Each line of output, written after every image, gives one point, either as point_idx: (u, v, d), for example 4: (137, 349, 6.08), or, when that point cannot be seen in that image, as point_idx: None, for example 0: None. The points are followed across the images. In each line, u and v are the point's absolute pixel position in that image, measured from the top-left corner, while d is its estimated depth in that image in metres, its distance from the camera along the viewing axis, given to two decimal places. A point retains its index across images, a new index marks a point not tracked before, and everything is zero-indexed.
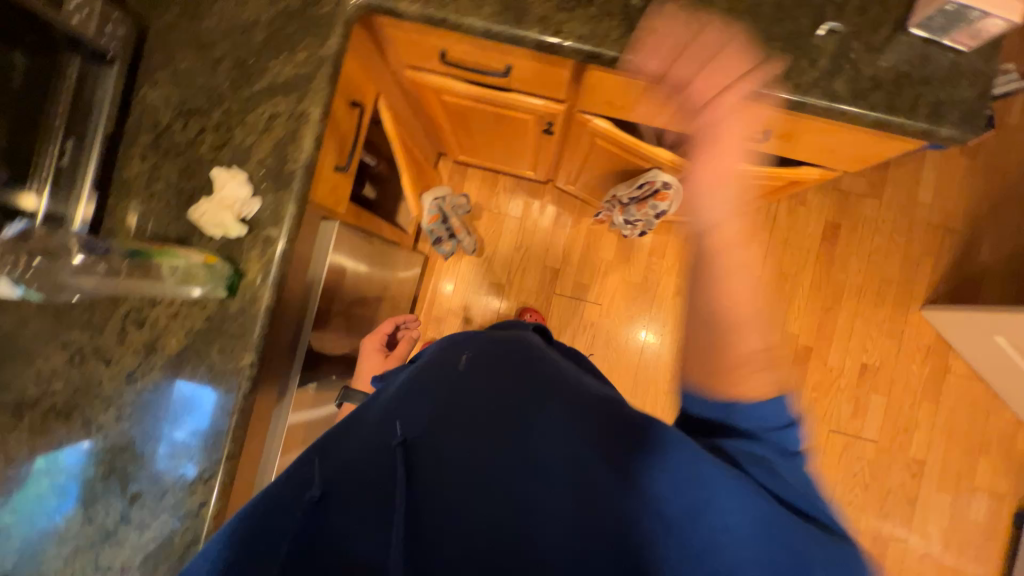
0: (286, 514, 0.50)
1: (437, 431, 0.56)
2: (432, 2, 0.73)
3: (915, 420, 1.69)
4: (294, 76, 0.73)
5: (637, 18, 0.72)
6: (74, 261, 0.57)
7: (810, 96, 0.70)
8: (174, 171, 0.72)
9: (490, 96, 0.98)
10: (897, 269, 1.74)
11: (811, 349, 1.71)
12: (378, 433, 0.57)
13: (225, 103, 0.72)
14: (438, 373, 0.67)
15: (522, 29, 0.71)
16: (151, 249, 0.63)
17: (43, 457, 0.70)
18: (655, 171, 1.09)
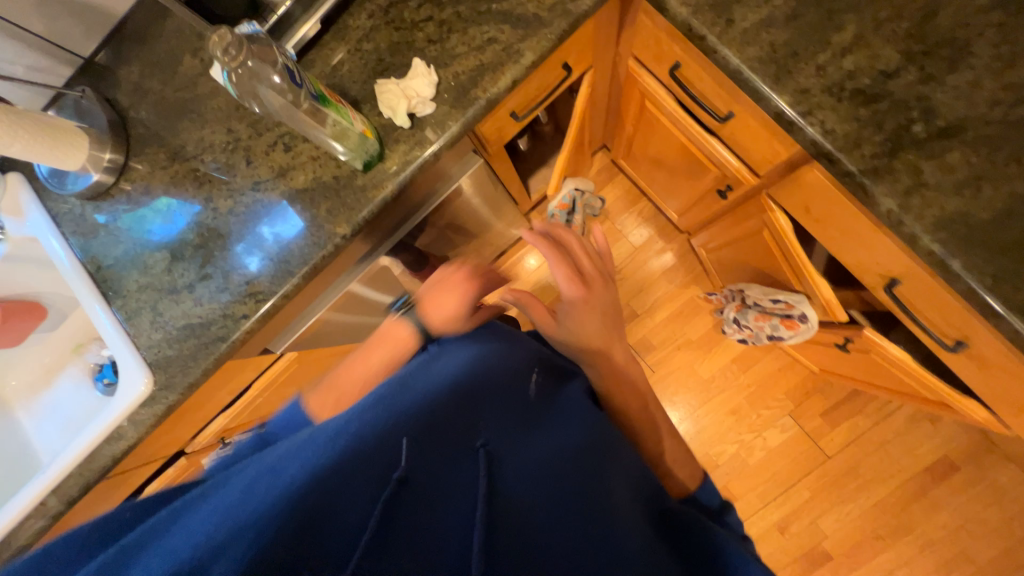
0: (362, 481, 0.40)
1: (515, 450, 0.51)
2: (702, 14, 0.65)
3: None
4: (532, 14, 0.70)
5: (906, 147, 0.59)
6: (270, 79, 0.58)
7: None
8: (386, 41, 0.75)
9: (690, 130, 0.91)
10: (991, 556, 1.42)
11: (829, 559, 1.48)
12: (453, 425, 0.50)
13: (460, 6, 0.73)
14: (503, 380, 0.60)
15: (771, 90, 0.62)
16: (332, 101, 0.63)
17: (167, 200, 0.82)
18: (800, 297, 0.94)
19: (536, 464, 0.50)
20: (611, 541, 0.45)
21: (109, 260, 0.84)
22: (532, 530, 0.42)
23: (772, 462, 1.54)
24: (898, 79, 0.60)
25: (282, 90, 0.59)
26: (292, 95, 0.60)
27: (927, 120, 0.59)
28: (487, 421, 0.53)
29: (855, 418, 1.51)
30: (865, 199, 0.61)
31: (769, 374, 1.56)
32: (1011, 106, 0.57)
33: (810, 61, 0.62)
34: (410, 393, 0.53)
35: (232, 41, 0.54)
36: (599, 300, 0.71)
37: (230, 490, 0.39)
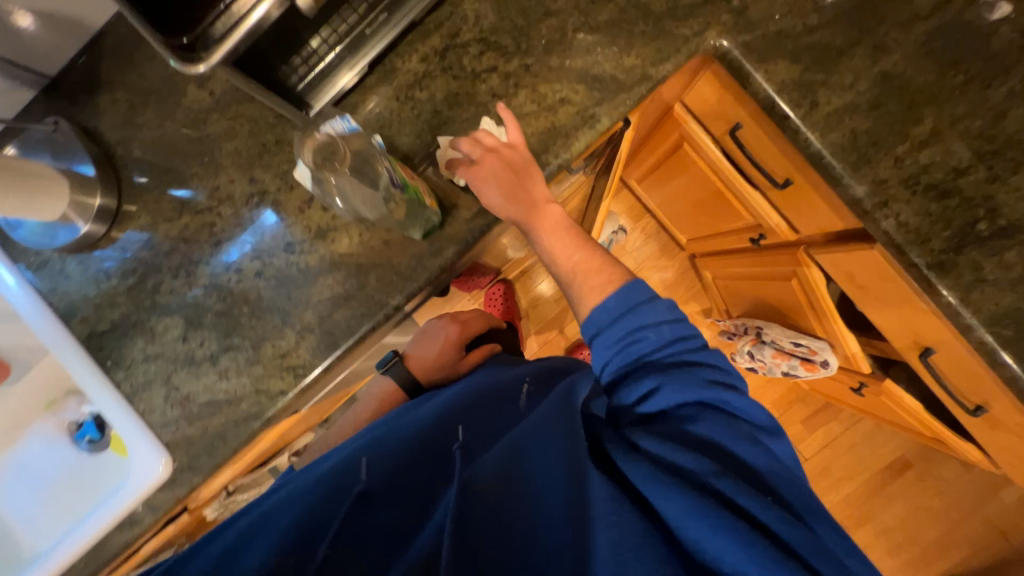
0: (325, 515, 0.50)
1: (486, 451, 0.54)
2: (786, 92, 0.63)
3: None
4: (608, 75, 0.65)
5: (970, 244, 0.62)
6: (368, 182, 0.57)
7: None
8: (443, 90, 0.67)
9: (734, 182, 0.91)
10: (931, 538, 1.65)
11: None
12: (432, 453, 0.57)
13: (529, 58, 0.66)
14: (490, 403, 0.65)
15: (850, 179, 0.63)
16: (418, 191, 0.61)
17: (131, 235, 0.72)
18: (823, 345, 1.00)
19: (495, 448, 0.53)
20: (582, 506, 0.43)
21: (103, 325, 0.72)
22: (492, 519, 0.45)
23: None
24: (968, 176, 0.62)
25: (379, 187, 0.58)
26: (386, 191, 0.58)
27: (991, 219, 0.62)
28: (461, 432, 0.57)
29: (829, 424, 1.66)
30: (928, 290, 0.64)
31: (757, 385, 1.67)
32: None
33: (888, 152, 0.63)
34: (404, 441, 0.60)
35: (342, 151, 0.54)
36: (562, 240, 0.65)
37: (261, 539, 0.49)
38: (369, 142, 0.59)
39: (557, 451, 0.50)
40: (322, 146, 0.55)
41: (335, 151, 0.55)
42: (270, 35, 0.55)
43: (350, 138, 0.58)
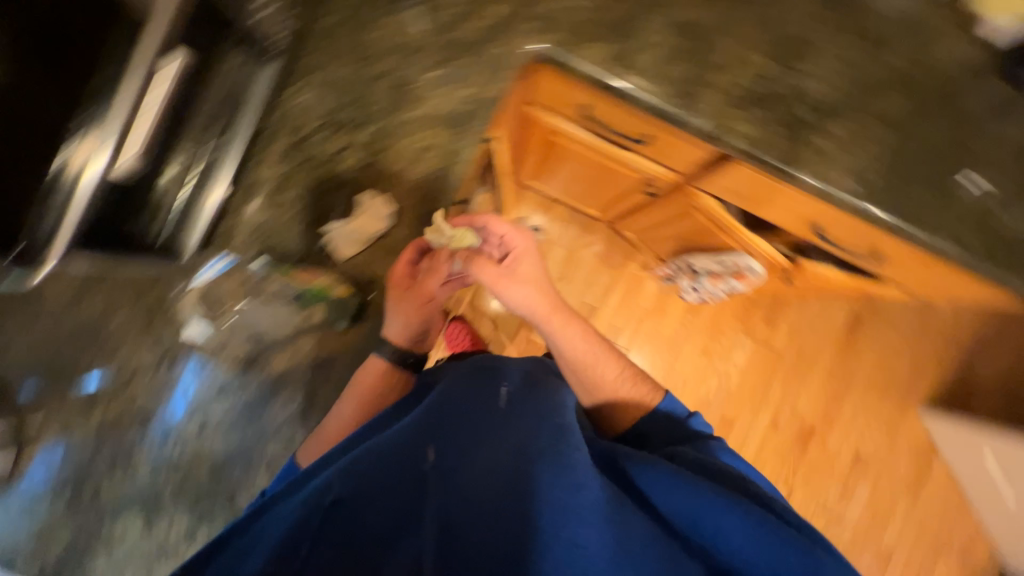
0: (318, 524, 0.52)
1: (475, 453, 0.57)
2: (608, 67, 0.70)
3: (894, 515, 1.81)
4: (453, 111, 0.69)
5: (802, 132, 0.72)
6: (256, 302, 0.66)
7: (949, 244, 0.71)
8: (311, 180, 0.68)
9: (608, 152, 0.99)
10: (906, 370, 1.83)
11: (814, 431, 1.79)
12: (420, 450, 0.57)
13: (377, 123, 0.69)
14: (475, 395, 0.66)
15: (690, 116, 0.71)
16: (319, 287, 0.65)
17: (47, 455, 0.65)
18: (743, 255, 1.10)
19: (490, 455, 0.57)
20: (574, 511, 0.51)
21: (52, 561, 0.65)
22: (486, 527, 0.51)
23: (746, 378, 1.78)
24: (775, 79, 0.72)
25: (270, 302, 0.66)
26: (281, 301, 0.66)
27: (807, 106, 0.72)
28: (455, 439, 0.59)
29: (786, 314, 1.80)
30: (790, 180, 0.73)
31: (714, 309, 1.78)
32: (854, 77, 0.72)
33: (708, 84, 0.71)
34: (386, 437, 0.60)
35: (219, 289, 0.66)
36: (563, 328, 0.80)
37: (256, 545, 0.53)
38: (252, 265, 0.67)
39: (542, 464, 0.55)
40: (204, 297, 0.66)
41: (213, 289, 0.66)
42: (113, 201, 0.51)
43: (225, 280, 0.67)
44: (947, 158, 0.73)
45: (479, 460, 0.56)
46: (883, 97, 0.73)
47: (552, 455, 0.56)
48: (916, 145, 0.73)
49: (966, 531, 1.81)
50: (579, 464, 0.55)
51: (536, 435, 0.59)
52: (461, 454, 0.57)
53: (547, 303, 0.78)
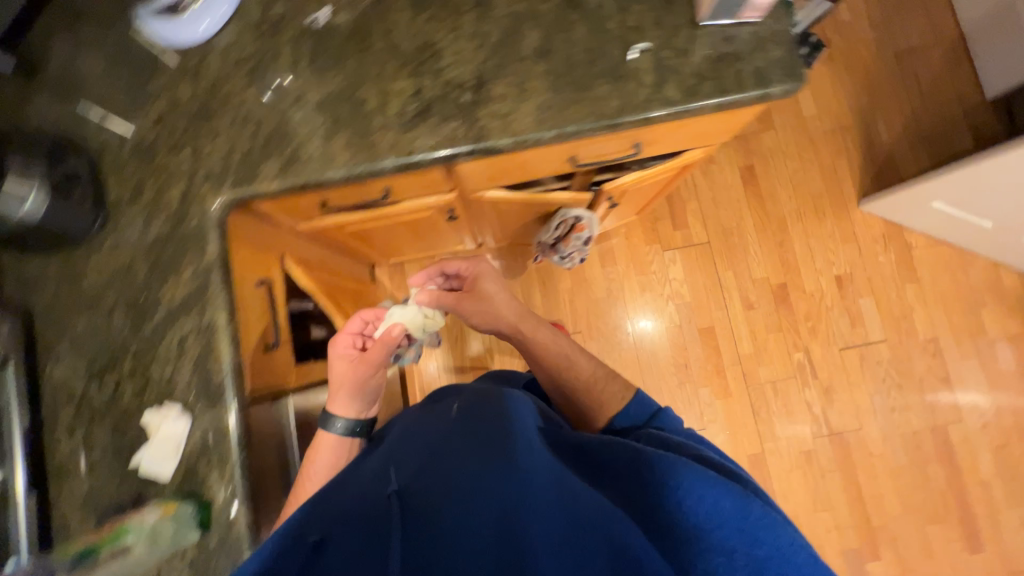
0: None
1: (435, 471, 0.59)
2: (288, 174, 0.75)
3: (908, 305, 1.76)
4: (188, 294, 0.73)
5: (474, 111, 0.75)
6: None
7: (653, 111, 0.75)
8: (106, 431, 0.70)
9: (386, 214, 1.03)
10: (821, 180, 1.82)
11: (786, 285, 1.76)
12: (404, 480, 0.59)
13: (132, 347, 0.72)
14: (457, 426, 0.69)
15: (378, 163, 0.75)
16: (101, 541, 0.61)
17: None
18: (563, 210, 1.13)
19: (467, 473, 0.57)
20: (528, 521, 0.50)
21: None
22: (449, 535, 0.50)
23: (696, 283, 1.77)
24: (425, 88, 0.76)
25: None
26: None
27: (464, 90, 0.76)
28: (442, 463, 0.60)
29: (689, 208, 1.80)
30: (495, 152, 0.76)
31: (626, 247, 1.78)
32: (486, 42, 0.77)
33: (374, 130, 0.76)
34: (359, 487, 0.63)
35: None
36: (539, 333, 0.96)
37: None
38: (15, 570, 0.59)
39: (493, 465, 0.57)
40: None
41: None
42: None
43: None
44: (604, 48, 0.76)
45: (440, 476, 0.58)
46: (519, 39, 0.77)
47: (502, 456, 0.58)
48: (571, 56, 0.76)
49: (978, 272, 1.77)
50: (530, 467, 0.57)
51: (490, 442, 0.61)
52: (421, 478, 0.59)
53: (514, 315, 0.98)
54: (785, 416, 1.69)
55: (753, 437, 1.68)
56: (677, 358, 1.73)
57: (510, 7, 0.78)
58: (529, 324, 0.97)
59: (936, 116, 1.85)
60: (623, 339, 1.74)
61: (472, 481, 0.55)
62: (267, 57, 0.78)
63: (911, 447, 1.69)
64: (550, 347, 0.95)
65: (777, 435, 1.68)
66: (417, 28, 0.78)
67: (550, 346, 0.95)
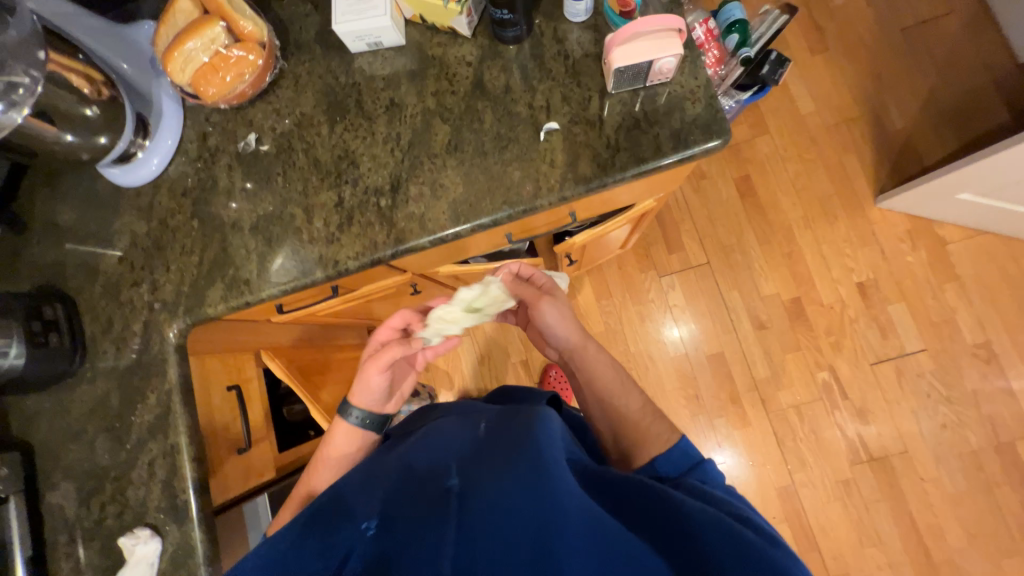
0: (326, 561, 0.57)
1: (476, 482, 0.59)
2: (231, 296, 0.80)
3: (948, 306, 1.57)
4: (154, 419, 0.79)
5: (393, 214, 0.77)
6: None
7: (566, 191, 0.73)
8: (95, 552, 0.77)
9: (348, 301, 1.06)
10: (829, 180, 1.67)
11: (800, 298, 1.63)
12: (445, 483, 0.62)
13: (112, 471, 0.79)
14: (498, 435, 0.69)
15: (309, 276, 0.78)
16: None
17: None
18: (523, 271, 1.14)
19: (503, 489, 0.56)
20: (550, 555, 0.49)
21: None
22: (484, 542, 0.52)
23: (699, 306, 1.67)
24: (346, 197, 0.79)
25: None
26: None
27: (383, 194, 0.78)
28: (481, 471, 0.60)
29: (683, 228, 1.71)
30: (417, 251, 0.77)
31: (620, 276, 1.72)
32: (398, 144, 0.78)
33: (304, 245, 0.79)
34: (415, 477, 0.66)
35: None
36: (599, 359, 0.90)
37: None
38: None
39: (526, 488, 0.55)
40: None
41: None
42: None
43: None
44: (513, 133, 0.75)
45: (485, 480, 0.59)
46: (430, 136, 0.78)
47: (542, 477, 0.55)
48: (482, 145, 0.76)
49: None
50: (565, 492, 0.54)
51: (532, 460, 0.58)
52: (468, 482, 0.60)
53: (580, 335, 0.90)
54: (815, 442, 1.56)
55: (781, 469, 1.55)
56: (686, 389, 1.64)
57: (419, 104, 0.79)
58: (592, 348, 0.90)
59: (960, 91, 1.65)
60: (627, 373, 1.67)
61: (506, 502, 0.54)
62: (206, 187, 0.83)
63: (971, 469, 1.49)
64: (603, 376, 0.89)
65: (808, 464, 1.54)
66: (334, 139, 0.80)
67: (607, 374, 0.89)
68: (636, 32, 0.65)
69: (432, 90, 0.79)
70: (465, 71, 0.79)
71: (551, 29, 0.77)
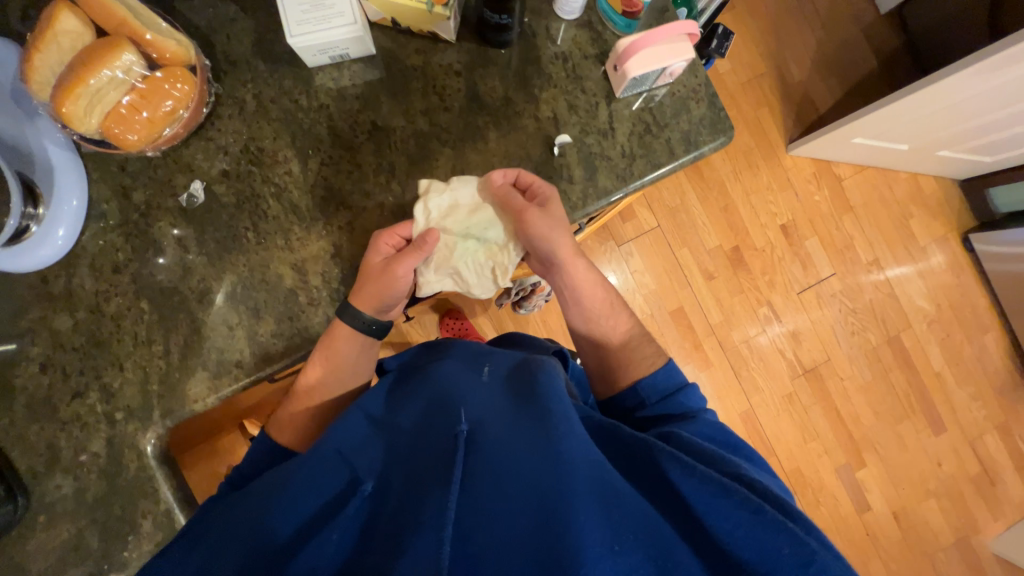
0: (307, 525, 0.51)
1: (496, 424, 0.54)
2: (221, 386, 0.66)
3: (848, 234, 1.86)
4: (155, 548, 0.66)
5: None
6: None
7: (588, 206, 0.70)
8: None
9: None
10: (749, 134, 1.83)
11: (738, 246, 1.81)
12: (442, 427, 0.55)
13: None
14: (498, 385, 0.62)
15: (318, 343, 0.67)
16: None
17: None
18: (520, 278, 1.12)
19: (516, 437, 0.51)
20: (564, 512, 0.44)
21: None
22: (490, 490, 0.47)
23: (657, 268, 1.79)
24: (342, 244, 0.68)
25: None
26: None
27: None
28: (488, 421, 0.54)
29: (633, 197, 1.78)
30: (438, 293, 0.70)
31: (582, 251, 1.75)
32: (393, 175, 0.68)
33: (302, 309, 0.67)
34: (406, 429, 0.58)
35: None
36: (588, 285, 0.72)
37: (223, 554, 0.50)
38: None
39: (546, 441, 0.50)
40: None
41: None
42: None
43: None
44: (521, 150, 0.70)
45: (495, 430, 0.53)
46: (429, 163, 0.69)
47: (556, 426, 0.51)
48: (492, 168, 0.69)
49: (901, 187, 1.88)
50: (575, 449, 0.49)
51: (550, 409, 0.53)
52: (477, 426, 0.54)
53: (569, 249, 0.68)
54: (763, 369, 1.81)
55: (740, 397, 1.79)
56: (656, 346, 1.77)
57: (408, 126, 0.69)
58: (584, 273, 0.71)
59: (841, 42, 1.87)
60: None
61: (521, 451, 0.50)
62: (147, 257, 0.66)
63: (873, 362, 1.85)
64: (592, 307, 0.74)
65: (760, 388, 1.80)
66: (311, 178, 0.68)
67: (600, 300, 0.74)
68: (654, 38, 0.64)
69: (420, 108, 0.69)
70: (455, 83, 0.69)
71: (542, 28, 0.70)
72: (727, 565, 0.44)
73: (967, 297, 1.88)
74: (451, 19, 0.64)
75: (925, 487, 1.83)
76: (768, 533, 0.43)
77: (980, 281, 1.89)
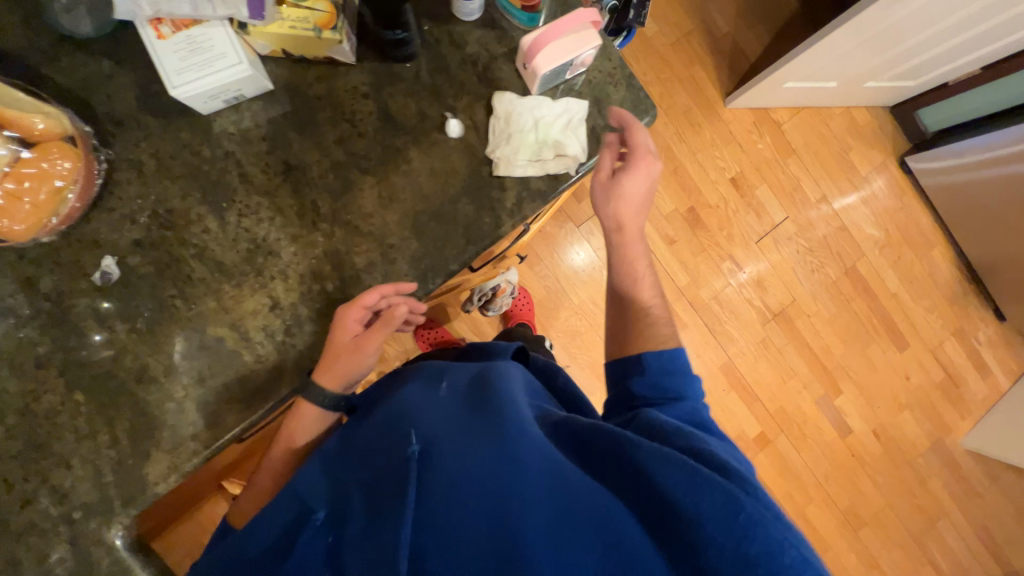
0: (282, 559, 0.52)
1: (448, 432, 0.54)
2: (181, 463, 0.63)
3: (794, 176, 1.91)
4: None
5: (344, 295, 0.66)
6: None
7: (525, 212, 0.68)
8: None
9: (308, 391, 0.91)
10: (686, 93, 1.83)
11: (693, 206, 1.84)
12: (397, 444, 0.56)
13: None
14: (453, 394, 0.62)
15: (275, 398, 0.65)
16: None
17: None
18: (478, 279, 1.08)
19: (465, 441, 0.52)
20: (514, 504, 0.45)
21: None
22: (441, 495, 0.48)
23: None
24: (278, 294, 0.65)
25: None
26: None
27: (324, 276, 0.65)
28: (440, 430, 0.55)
29: None
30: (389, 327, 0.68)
31: (543, 237, 1.75)
32: (317, 213, 0.65)
33: (250, 368, 0.64)
34: (366, 455, 0.59)
35: None
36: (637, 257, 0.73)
37: None
38: None
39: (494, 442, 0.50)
40: None
41: None
42: None
43: None
44: (447, 164, 0.67)
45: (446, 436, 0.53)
46: (353, 194, 0.66)
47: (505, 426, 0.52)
48: (419, 189, 0.67)
49: (837, 122, 1.93)
50: (524, 444, 0.50)
51: (500, 412, 0.54)
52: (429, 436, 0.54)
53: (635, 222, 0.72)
54: (735, 320, 1.86)
55: (718, 351, 1.84)
56: None
57: (325, 159, 0.65)
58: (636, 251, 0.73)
59: None
60: (581, 324, 1.75)
61: (472, 451, 0.50)
62: (69, 345, 0.62)
63: (835, 295, 1.93)
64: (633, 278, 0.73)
65: (735, 339, 1.86)
66: (231, 231, 0.64)
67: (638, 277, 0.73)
68: (558, 31, 0.62)
69: (333, 139, 0.66)
70: (364, 107, 0.66)
71: (445, 33, 0.67)
72: (680, 536, 0.44)
73: (911, 217, 1.97)
74: (345, 42, 0.60)
75: (898, 401, 1.95)
76: (714, 502, 0.44)
77: (922, 200, 1.98)
